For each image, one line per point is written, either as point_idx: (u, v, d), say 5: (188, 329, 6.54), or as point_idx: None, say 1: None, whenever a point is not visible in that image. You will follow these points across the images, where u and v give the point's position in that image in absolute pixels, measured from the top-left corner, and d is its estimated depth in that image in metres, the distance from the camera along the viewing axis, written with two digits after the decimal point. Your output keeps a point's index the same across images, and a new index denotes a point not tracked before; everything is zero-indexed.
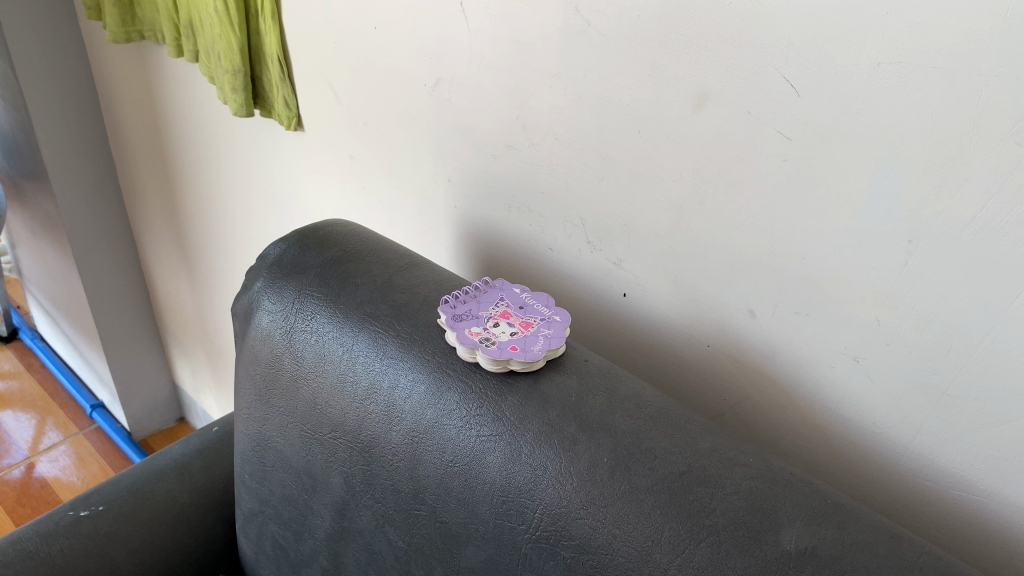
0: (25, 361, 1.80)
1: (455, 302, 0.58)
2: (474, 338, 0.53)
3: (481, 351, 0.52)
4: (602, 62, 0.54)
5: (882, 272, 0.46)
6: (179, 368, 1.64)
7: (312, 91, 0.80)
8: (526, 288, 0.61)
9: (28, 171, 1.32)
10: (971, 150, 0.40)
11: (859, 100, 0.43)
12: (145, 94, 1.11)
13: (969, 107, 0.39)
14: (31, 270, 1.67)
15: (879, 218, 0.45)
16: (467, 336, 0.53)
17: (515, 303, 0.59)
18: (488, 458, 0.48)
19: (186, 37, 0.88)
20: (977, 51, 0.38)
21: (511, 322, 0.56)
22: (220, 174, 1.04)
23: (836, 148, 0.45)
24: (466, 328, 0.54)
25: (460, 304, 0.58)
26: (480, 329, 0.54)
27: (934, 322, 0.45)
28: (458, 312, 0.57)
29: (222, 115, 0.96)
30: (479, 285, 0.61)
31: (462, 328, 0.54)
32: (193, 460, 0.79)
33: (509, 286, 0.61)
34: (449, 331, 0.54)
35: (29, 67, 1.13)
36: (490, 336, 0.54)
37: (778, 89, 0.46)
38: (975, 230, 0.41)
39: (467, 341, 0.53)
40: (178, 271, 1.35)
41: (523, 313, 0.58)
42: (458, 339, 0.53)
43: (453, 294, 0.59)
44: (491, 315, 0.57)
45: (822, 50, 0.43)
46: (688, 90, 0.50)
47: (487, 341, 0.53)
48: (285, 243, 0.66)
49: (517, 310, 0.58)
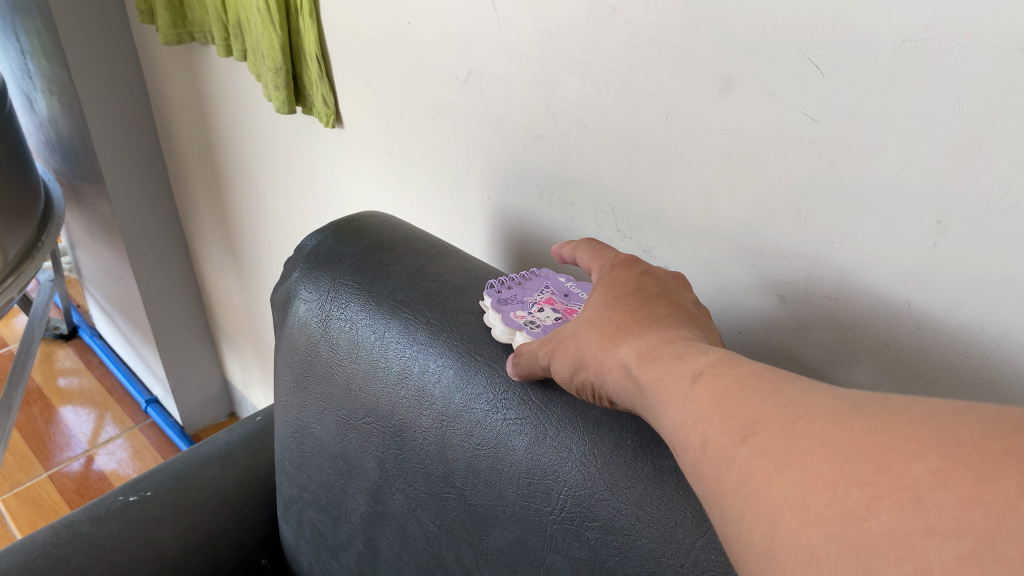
0: (85, 358, 1.86)
1: (502, 287, 0.58)
2: (519, 320, 0.54)
3: (525, 333, 0.52)
4: (627, 48, 0.54)
5: (911, 251, 0.46)
6: (229, 363, 1.68)
7: (350, 88, 0.82)
8: (570, 277, 0.61)
9: (85, 172, 1.36)
10: (998, 125, 0.39)
11: (884, 80, 0.43)
12: (193, 96, 1.14)
13: (994, 82, 0.39)
14: (90, 270, 1.73)
15: (906, 198, 0.44)
16: (512, 318, 0.54)
17: (560, 290, 0.59)
18: (515, 442, 0.49)
19: (234, 38, 0.91)
20: (1001, 24, 0.37)
21: (555, 308, 0.56)
22: (264, 171, 1.07)
23: (862, 127, 0.45)
24: (511, 312, 0.55)
25: (506, 289, 0.58)
26: (525, 312, 0.55)
27: (965, 304, 0.45)
28: (504, 296, 0.57)
29: (265, 113, 0.99)
30: (524, 273, 0.61)
31: (507, 311, 0.55)
32: (237, 448, 0.81)
33: (556, 273, 0.61)
34: (495, 313, 0.55)
35: (83, 72, 1.17)
36: (535, 320, 0.54)
37: (803, 71, 0.46)
38: (1005, 207, 0.41)
39: (510, 324, 0.53)
40: (227, 268, 1.38)
41: (569, 301, 0.58)
42: (501, 322, 0.54)
43: (500, 280, 0.60)
44: (536, 301, 0.57)
45: (843, 29, 0.43)
46: (712, 73, 0.50)
47: (531, 324, 0.53)
48: (321, 234, 0.67)
49: (563, 298, 0.58)
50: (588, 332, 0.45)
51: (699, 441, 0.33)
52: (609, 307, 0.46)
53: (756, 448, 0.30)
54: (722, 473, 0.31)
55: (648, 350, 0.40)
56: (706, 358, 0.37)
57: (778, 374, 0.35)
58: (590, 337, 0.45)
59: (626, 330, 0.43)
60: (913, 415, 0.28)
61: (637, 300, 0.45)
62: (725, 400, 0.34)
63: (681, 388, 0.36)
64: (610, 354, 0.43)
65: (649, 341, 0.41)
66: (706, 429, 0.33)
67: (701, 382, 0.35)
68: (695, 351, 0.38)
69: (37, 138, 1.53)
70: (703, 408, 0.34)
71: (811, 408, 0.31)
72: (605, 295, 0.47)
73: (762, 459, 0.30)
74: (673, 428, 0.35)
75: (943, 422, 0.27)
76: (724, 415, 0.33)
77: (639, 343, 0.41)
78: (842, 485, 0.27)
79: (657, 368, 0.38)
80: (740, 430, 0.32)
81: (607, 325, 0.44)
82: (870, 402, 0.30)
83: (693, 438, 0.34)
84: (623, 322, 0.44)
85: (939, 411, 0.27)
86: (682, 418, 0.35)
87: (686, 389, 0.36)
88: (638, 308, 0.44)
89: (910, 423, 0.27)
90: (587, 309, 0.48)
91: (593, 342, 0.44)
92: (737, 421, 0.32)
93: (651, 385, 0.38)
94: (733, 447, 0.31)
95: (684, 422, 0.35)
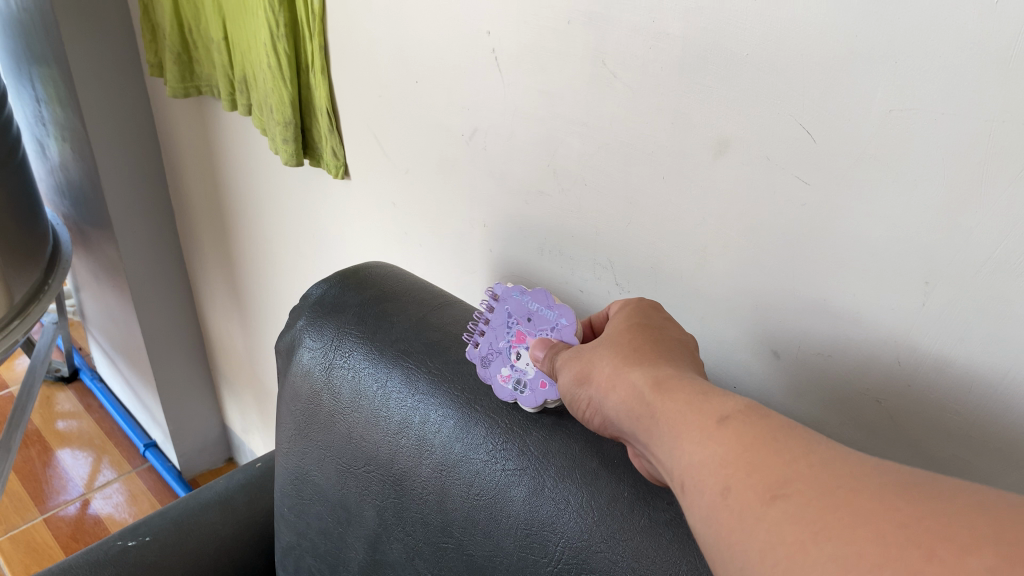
0: (85, 400, 1.86)
1: (475, 339, 0.58)
2: (508, 385, 0.53)
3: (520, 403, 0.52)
4: (626, 111, 0.57)
5: (901, 314, 0.47)
6: (229, 408, 1.69)
7: (357, 141, 0.85)
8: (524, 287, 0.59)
9: (93, 216, 1.39)
10: (980, 195, 0.41)
11: (872, 146, 0.44)
12: (202, 144, 1.17)
13: (976, 152, 0.41)
14: (93, 313, 1.74)
15: (896, 261, 0.46)
16: (502, 385, 0.54)
17: (523, 316, 0.58)
18: (514, 492, 0.49)
19: (240, 92, 0.94)
20: (982, 98, 0.39)
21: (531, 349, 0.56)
22: (270, 220, 1.09)
23: (850, 196, 0.47)
24: (497, 374, 0.55)
25: (479, 341, 0.58)
26: (509, 369, 0.54)
27: (956, 365, 0.46)
28: (483, 351, 0.57)
29: (273, 164, 1.01)
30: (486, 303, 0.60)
31: (494, 374, 0.55)
32: (236, 494, 0.82)
33: (509, 289, 0.59)
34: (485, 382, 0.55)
35: (95, 120, 1.20)
36: (520, 375, 0.54)
37: (795, 136, 0.48)
38: (990, 270, 0.42)
39: (502, 392, 0.53)
40: (230, 313, 1.40)
41: (536, 329, 0.57)
42: (494, 391, 0.54)
43: (473, 332, 0.59)
44: (511, 346, 0.57)
45: (833, 98, 0.45)
46: (708, 137, 0.52)
47: (520, 386, 0.53)
48: (327, 283, 0.69)
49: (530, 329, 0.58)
50: (603, 354, 0.47)
51: (719, 488, 0.35)
52: (628, 335, 0.47)
53: (787, 508, 0.32)
54: (745, 528, 0.32)
55: (664, 379, 0.42)
56: (734, 402, 0.38)
57: (801, 429, 0.36)
58: (604, 357, 0.47)
59: (640, 359, 0.45)
60: (960, 507, 0.29)
61: (659, 336, 0.47)
62: (751, 450, 0.35)
63: (705, 428, 0.37)
64: (620, 376, 0.44)
65: (667, 374, 0.42)
66: (726, 476, 0.35)
67: (728, 426, 0.37)
68: (722, 393, 0.40)
69: (46, 183, 1.55)
70: (729, 454, 0.35)
71: (845, 479, 0.32)
72: (625, 323, 0.49)
73: (793, 520, 0.31)
74: (688, 469, 0.37)
75: (993, 519, 0.28)
76: (749, 468, 0.34)
77: (656, 373, 0.43)
78: (888, 569, 0.27)
79: (677, 402, 0.40)
80: (770, 488, 0.33)
81: (624, 347, 0.46)
82: (903, 484, 0.31)
83: (713, 486, 0.35)
84: (641, 349, 0.46)
85: (987, 507, 0.29)
86: (702, 460, 0.36)
87: (711, 431, 0.37)
88: (657, 343, 0.46)
89: (956, 515, 0.28)
90: (613, 323, 0.50)
91: (605, 361, 0.46)
92: (765, 479, 0.33)
93: (668, 416, 0.40)
94: (762, 505, 0.32)
95: (705, 463, 0.36)
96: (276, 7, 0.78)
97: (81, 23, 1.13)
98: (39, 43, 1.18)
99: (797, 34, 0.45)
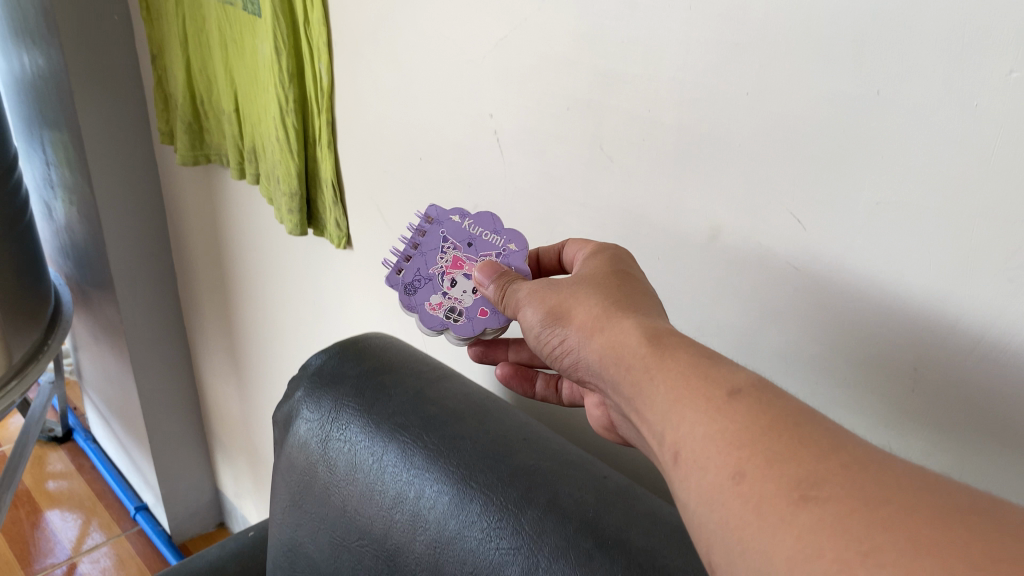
0: (77, 461, 1.84)
1: (403, 261, 0.62)
2: (439, 315, 0.59)
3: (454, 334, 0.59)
4: (623, 194, 0.59)
5: (889, 400, 0.49)
6: (222, 471, 1.68)
7: (361, 212, 0.86)
8: (463, 210, 0.63)
9: (96, 278, 1.40)
10: (965, 287, 0.42)
11: (860, 236, 0.46)
12: (207, 210, 1.19)
13: (959, 247, 0.42)
14: (91, 373, 1.74)
15: (885, 349, 0.47)
16: (431, 314, 0.59)
17: (461, 241, 0.62)
18: (506, 571, 0.49)
19: (249, 161, 0.96)
20: (965, 194, 0.41)
21: (467, 276, 0.61)
22: (271, 286, 1.11)
23: (840, 284, 0.48)
24: (426, 302, 0.60)
25: (407, 265, 0.62)
26: (439, 297, 0.60)
27: (944, 450, 0.47)
28: (409, 277, 0.61)
29: (276, 232, 1.03)
30: (420, 223, 0.63)
31: (422, 303, 0.60)
32: (229, 563, 0.81)
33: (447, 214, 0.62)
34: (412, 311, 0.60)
35: (103, 184, 1.23)
36: (452, 305, 0.60)
37: (785, 224, 0.49)
38: (976, 360, 0.43)
39: (431, 321, 0.59)
40: (228, 377, 1.40)
41: (472, 257, 0.61)
42: (422, 319, 0.60)
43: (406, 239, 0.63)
44: (444, 272, 0.61)
45: (823, 188, 0.47)
46: (702, 222, 0.54)
47: (452, 315, 0.59)
48: (327, 353, 0.70)
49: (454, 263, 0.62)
50: (589, 297, 0.47)
51: (731, 473, 0.34)
52: (610, 281, 0.48)
53: (818, 510, 0.31)
54: (769, 527, 0.32)
55: (659, 334, 0.43)
56: (744, 377, 0.39)
57: (819, 416, 0.36)
58: (588, 300, 0.47)
59: (629, 310, 0.45)
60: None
61: (636, 286, 0.48)
62: (768, 435, 0.35)
63: (716, 402, 0.37)
64: (610, 323, 0.45)
65: (664, 332, 0.43)
66: (740, 459, 0.34)
67: (739, 400, 0.37)
68: (722, 364, 0.40)
69: (52, 244, 1.57)
70: (747, 439, 0.35)
71: (890, 493, 0.30)
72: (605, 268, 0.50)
73: (824, 523, 0.30)
74: (692, 441, 0.37)
75: None
76: (767, 456, 0.34)
77: (652, 329, 0.43)
78: None
79: (680, 369, 0.40)
80: (798, 487, 0.32)
81: (611, 294, 0.47)
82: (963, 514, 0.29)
83: (724, 470, 0.35)
84: (627, 298, 0.47)
85: None
86: (709, 434, 0.36)
87: (721, 403, 0.37)
88: (635, 294, 0.47)
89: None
90: (588, 265, 0.51)
91: (589, 306, 0.47)
92: (795, 478, 0.32)
93: (669, 377, 0.40)
94: (792, 507, 0.31)
95: (714, 439, 0.36)
96: (286, 83, 0.81)
97: (95, 91, 1.16)
98: (53, 110, 1.22)
99: (787, 128, 0.47)
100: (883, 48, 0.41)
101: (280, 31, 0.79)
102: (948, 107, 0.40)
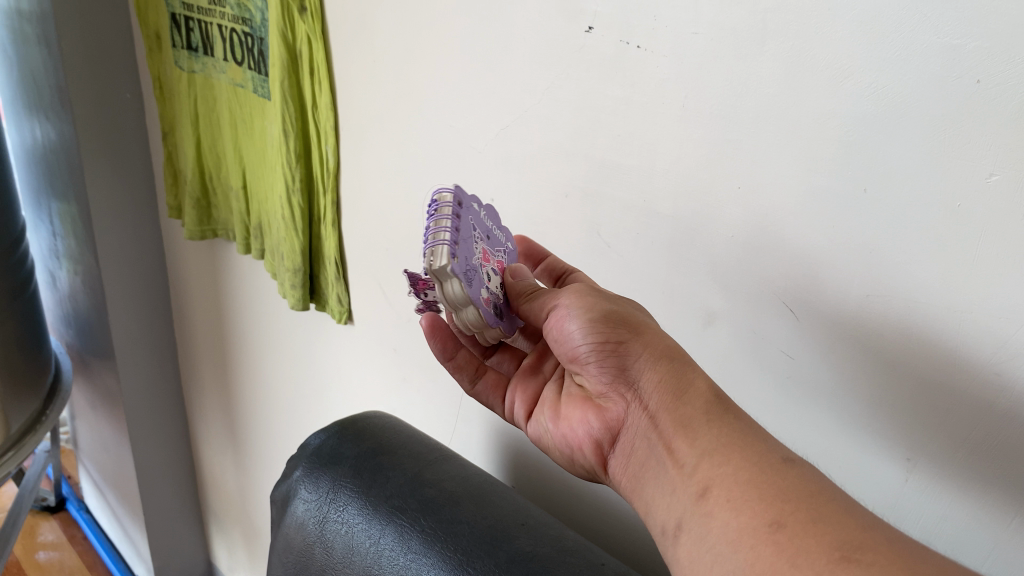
0: (68, 532, 1.82)
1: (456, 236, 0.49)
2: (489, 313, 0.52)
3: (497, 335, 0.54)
4: (620, 279, 0.60)
5: (886, 487, 0.50)
6: (216, 544, 1.65)
7: (362, 289, 0.88)
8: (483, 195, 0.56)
9: (96, 346, 1.41)
10: (956, 376, 0.43)
11: (852, 325, 0.47)
12: (210, 283, 1.20)
13: (948, 340, 0.43)
14: (86, 442, 1.73)
15: (882, 437, 0.48)
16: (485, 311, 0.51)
17: (487, 227, 0.56)
18: None
19: (254, 237, 0.98)
20: (952, 290, 0.42)
21: (495, 267, 0.55)
22: (271, 358, 1.11)
23: (833, 372, 0.49)
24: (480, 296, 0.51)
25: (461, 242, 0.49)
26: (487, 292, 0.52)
27: (940, 539, 0.48)
28: (467, 264, 0.49)
29: (278, 306, 1.04)
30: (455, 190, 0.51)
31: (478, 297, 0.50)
32: None
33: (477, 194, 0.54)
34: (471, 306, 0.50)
35: (109, 256, 1.24)
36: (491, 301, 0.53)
37: (779, 314, 0.51)
38: (969, 449, 0.44)
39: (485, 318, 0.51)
40: (225, 448, 1.40)
41: (495, 249, 0.57)
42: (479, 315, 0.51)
43: (460, 220, 0.50)
44: (482, 259, 0.53)
45: (812, 279, 0.48)
46: (697, 309, 0.56)
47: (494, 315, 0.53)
48: (325, 433, 0.70)
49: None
50: (651, 324, 0.49)
51: (769, 521, 0.40)
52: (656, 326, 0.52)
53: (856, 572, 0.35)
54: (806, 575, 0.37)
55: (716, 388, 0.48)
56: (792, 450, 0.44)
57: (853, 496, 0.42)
58: (654, 326, 0.49)
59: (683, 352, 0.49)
60: None
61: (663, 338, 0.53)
62: (811, 499, 0.40)
63: (772, 460, 0.42)
64: (680, 355, 0.48)
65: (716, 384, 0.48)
66: (781, 512, 0.40)
67: (793, 466, 0.42)
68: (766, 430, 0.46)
69: (53, 312, 1.59)
70: (791, 500, 0.40)
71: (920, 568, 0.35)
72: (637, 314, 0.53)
73: None
74: (731, 485, 0.42)
75: None
76: (810, 516, 0.39)
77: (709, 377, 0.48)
78: None
79: (740, 425, 0.45)
80: (839, 548, 0.37)
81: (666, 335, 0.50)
82: None
83: (763, 518, 0.40)
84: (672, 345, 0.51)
85: None
86: (754, 483, 0.42)
87: (775, 463, 0.42)
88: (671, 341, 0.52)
89: None
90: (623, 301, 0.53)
91: (653, 330, 0.48)
92: (834, 541, 0.37)
93: (728, 428, 0.45)
94: (832, 563, 0.36)
95: (760, 491, 0.41)
96: (293, 164, 0.83)
97: (105, 166, 1.18)
98: (62, 182, 1.24)
99: (777, 221, 0.49)
100: (867, 150, 0.43)
101: (288, 114, 0.81)
102: (932, 209, 0.42)
